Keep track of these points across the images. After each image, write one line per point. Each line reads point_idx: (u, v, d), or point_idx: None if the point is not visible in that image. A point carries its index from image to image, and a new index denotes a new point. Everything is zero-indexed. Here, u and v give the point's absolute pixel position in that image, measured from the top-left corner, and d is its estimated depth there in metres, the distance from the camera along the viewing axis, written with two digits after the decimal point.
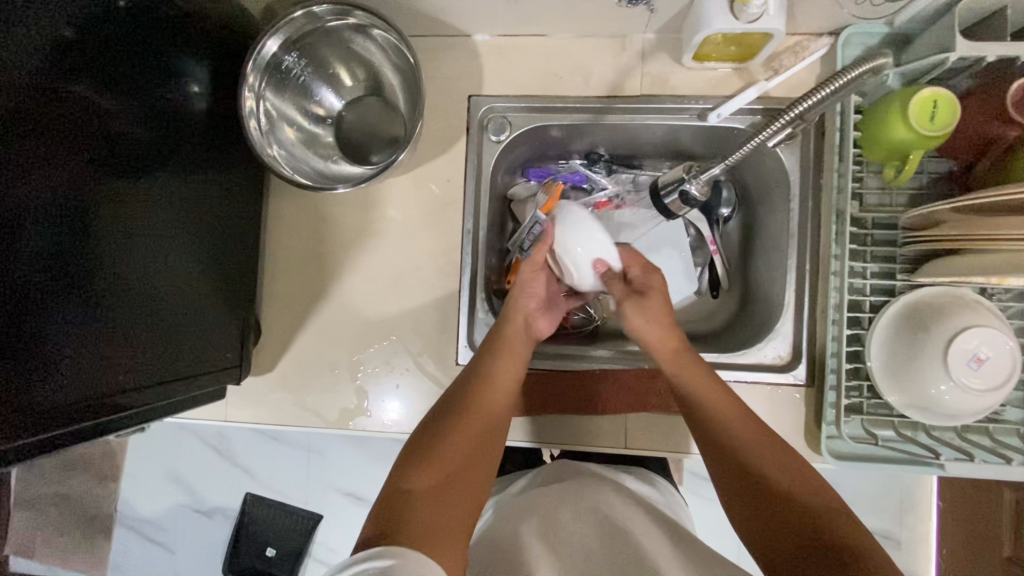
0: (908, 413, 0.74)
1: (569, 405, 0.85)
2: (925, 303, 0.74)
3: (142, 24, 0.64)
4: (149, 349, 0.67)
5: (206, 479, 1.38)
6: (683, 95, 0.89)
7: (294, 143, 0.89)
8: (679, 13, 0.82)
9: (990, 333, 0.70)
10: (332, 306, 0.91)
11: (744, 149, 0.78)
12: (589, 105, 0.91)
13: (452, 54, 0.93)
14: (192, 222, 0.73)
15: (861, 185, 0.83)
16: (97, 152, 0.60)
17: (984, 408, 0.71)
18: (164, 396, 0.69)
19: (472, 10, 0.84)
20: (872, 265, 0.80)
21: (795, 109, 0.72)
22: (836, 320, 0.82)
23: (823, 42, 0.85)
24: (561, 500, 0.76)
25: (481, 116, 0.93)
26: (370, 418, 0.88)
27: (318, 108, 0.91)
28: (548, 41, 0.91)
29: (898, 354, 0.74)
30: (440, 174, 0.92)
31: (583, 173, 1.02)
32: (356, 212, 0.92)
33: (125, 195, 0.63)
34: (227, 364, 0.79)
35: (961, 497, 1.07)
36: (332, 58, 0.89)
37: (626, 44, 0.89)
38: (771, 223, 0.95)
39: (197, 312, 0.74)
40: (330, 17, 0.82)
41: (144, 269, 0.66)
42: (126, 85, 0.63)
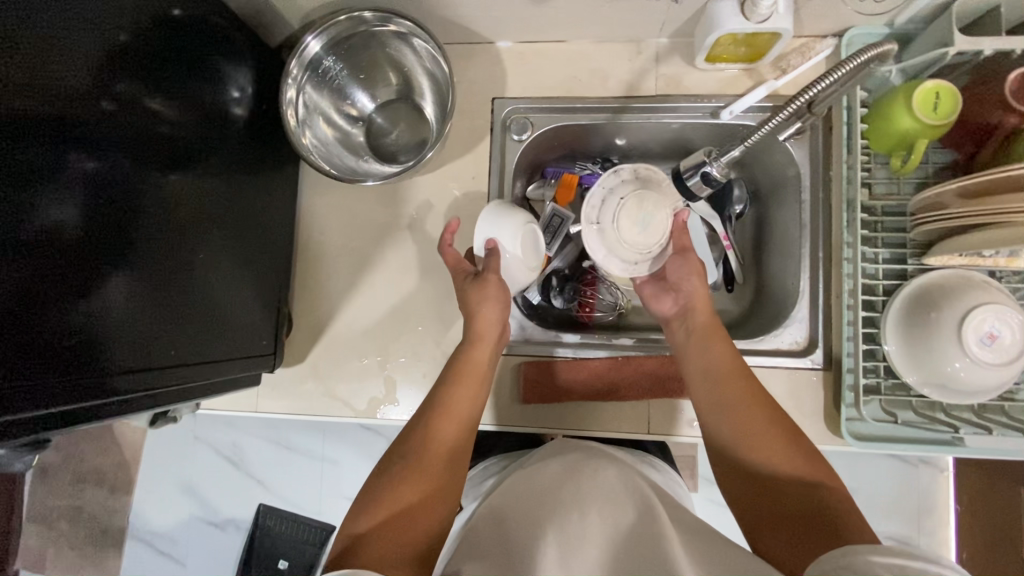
0: (925, 391, 0.80)
1: (598, 392, 0.91)
2: (936, 286, 0.80)
3: (180, 35, 0.71)
4: (191, 327, 0.71)
5: (220, 491, 1.41)
6: (697, 94, 0.97)
7: (331, 141, 1.00)
8: (691, 18, 0.91)
9: (1002, 310, 0.75)
10: (369, 298, 0.97)
11: (757, 135, 0.82)
12: (609, 104, 0.99)
13: (478, 61, 1.02)
14: (224, 215, 0.79)
15: (870, 175, 0.90)
16: (146, 145, 0.66)
17: (996, 383, 0.77)
18: (205, 374, 0.73)
19: (500, 18, 0.93)
20: (883, 250, 0.86)
21: (806, 95, 0.75)
22: (851, 305, 0.87)
23: (827, 42, 0.93)
24: (559, 477, 0.70)
25: (505, 116, 1.01)
26: (397, 407, 0.94)
27: (351, 108, 1.01)
28: (568, 46, 1.00)
29: (913, 336, 0.80)
30: (465, 173, 1.00)
31: (599, 174, 1.08)
32: (390, 207, 0.99)
33: (169, 185, 0.69)
34: (262, 351, 0.87)
35: (976, 492, 1.11)
36: (369, 65, 0.98)
37: (641, 48, 0.98)
38: (783, 218, 1.02)
39: (229, 298, 0.80)
40: (375, 23, 0.90)
41: (178, 261, 0.70)
42: (170, 88, 0.70)
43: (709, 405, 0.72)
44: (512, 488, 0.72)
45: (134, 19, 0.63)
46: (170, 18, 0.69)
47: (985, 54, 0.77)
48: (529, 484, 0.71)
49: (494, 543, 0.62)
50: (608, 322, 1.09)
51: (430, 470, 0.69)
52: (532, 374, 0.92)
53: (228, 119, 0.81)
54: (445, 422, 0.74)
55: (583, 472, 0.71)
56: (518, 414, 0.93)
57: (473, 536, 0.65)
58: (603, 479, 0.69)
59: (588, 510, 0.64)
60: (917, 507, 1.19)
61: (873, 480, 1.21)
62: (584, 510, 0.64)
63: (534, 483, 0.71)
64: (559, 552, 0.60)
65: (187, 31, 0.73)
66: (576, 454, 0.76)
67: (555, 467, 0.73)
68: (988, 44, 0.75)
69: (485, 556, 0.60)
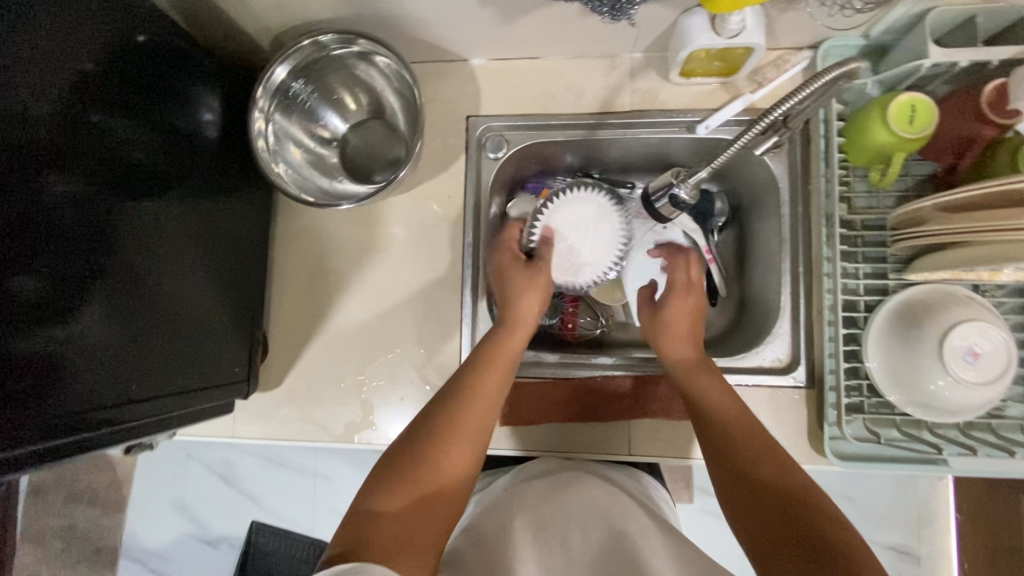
0: (908, 410, 0.76)
1: (576, 413, 0.88)
2: (918, 300, 0.77)
3: (157, 59, 0.70)
4: (163, 357, 0.68)
5: (212, 508, 1.39)
6: (673, 109, 0.95)
7: (302, 165, 0.97)
8: (662, 34, 0.88)
9: (986, 327, 0.72)
10: (344, 320, 0.95)
11: (724, 155, 0.79)
12: (583, 121, 0.97)
13: (450, 78, 0.99)
14: (202, 239, 0.76)
15: (849, 188, 0.86)
16: (118, 171, 0.64)
17: (981, 404, 0.73)
18: (173, 406, 0.70)
19: (468, 37, 0.91)
20: (864, 265, 0.83)
21: (774, 113, 0.72)
22: (831, 320, 0.84)
23: (803, 55, 0.90)
24: (546, 493, 0.68)
25: (479, 135, 0.99)
26: (376, 430, 0.91)
27: (324, 130, 0.99)
28: (541, 62, 0.97)
29: (895, 352, 0.77)
30: (440, 193, 0.97)
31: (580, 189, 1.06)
32: (363, 228, 0.97)
33: (144, 210, 0.67)
34: (235, 378, 0.83)
35: (975, 506, 1.08)
36: (336, 85, 0.95)
37: (616, 63, 0.95)
38: (764, 230, 0.99)
39: (206, 324, 0.77)
40: (335, 46, 0.87)
41: (156, 285, 0.68)
42: (145, 114, 0.68)
43: (706, 418, 0.65)
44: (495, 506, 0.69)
45: (105, 47, 0.62)
46: (143, 43, 0.67)
47: (962, 64, 0.74)
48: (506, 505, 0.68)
49: (482, 548, 0.60)
50: (591, 339, 1.05)
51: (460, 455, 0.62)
52: (507, 395, 0.89)
53: (206, 142, 0.79)
54: (476, 406, 0.66)
55: (570, 488, 0.69)
56: (495, 437, 0.90)
57: (458, 546, 0.62)
58: (591, 494, 0.68)
59: (571, 528, 0.63)
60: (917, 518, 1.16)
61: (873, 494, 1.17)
62: (569, 527, 0.63)
63: (519, 498, 0.69)
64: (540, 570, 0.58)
65: (164, 53, 0.71)
66: (567, 471, 0.75)
67: (541, 486, 0.71)
68: (963, 56, 0.73)
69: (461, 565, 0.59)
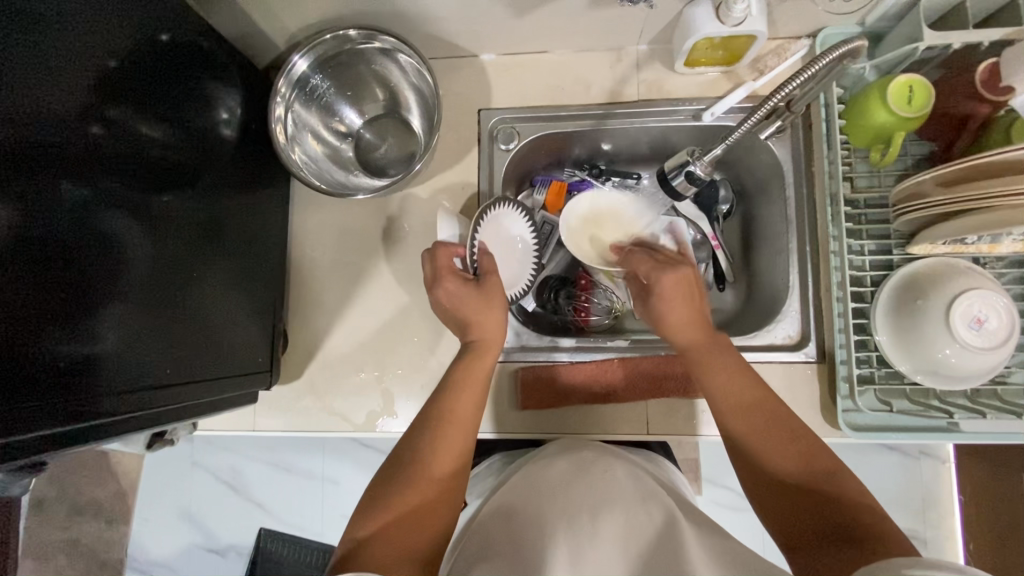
0: (918, 379, 0.78)
1: (590, 395, 0.86)
2: (924, 271, 0.78)
3: (180, 53, 0.67)
4: (188, 350, 0.66)
5: (217, 516, 1.33)
6: (678, 98, 0.97)
7: (319, 154, 0.99)
8: (667, 25, 0.91)
9: (987, 293, 0.73)
10: (360, 311, 0.95)
11: (734, 136, 0.82)
12: (591, 111, 0.99)
13: (462, 73, 1.01)
14: (220, 233, 0.74)
15: (851, 169, 0.88)
16: (142, 164, 0.61)
17: (989, 368, 0.74)
18: (198, 397, 0.68)
19: (480, 32, 0.94)
20: (869, 241, 0.84)
21: (778, 96, 0.75)
22: (840, 298, 0.85)
23: (801, 43, 0.93)
24: (568, 477, 0.64)
25: (492, 126, 1.00)
26: (396, 419, 0.90)
27: (340, 124, 1.01)
28: (550, 56, 1.00)
29: (901, 324, 0.78)
30: (454, 184, 0.99)
31: (587, 180, 1.07)
32: (376, 220, 0.97)
33: (167, 204, 0.64)
34: (256, 368, 0.82)
35: (981, 484, 1.09)
36: (354, 82, 0.98)
37: (621, 55, 0.99)
38: (769, 214, 1.01)
39: (227, 316, 0.75)
40: (359, 40, 0.90)
41: (179, 278, 0.65)
42: (169, 108, 0.65)
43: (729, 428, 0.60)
44: (518, 486, 0.67)
45: (133, 40, 0.59)
46: (168, 38, 0.64)
47: (954, 47, 0.76)
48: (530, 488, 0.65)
49: (509, 540, 0.58)
50: (603, 327, 1.04)
51: (440, 471, 0.62)
52: (523, 380, 0.87)
53: (224, 139, 0.77)
54: (438, 459, 0.63)
55: (593, 473, 0.65)
56: (508, 420, 0.88)
57: (487, 535, 0.60)
58: (617, 487, 0.62)
59: (598, 510, 0.59)
60: (922, 500, 1.18)
61: (878, 478, 1.19)
62: (596, 505, 0.59)
63: (539, 483, 0.64)
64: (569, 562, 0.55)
65: (185, 46, 0.68)
66: (587, 450, 0.70)
67: (564, 464, 0.67)
68: (955, 37, 0.74)
69: (492, 556, 0.57)
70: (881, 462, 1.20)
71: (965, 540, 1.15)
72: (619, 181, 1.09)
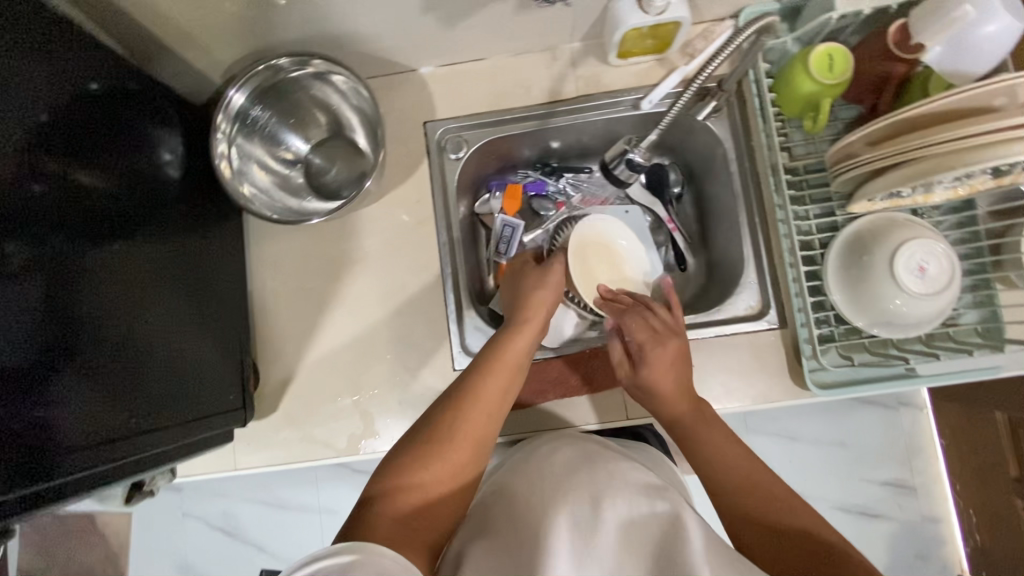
0: (873, 331, 0.76)
1: (568, 388, 0.83)
2: (865, 230, 0.77)
3: (108, 101, 0.65)
4: (157, 394, 0.65)
5: (216, 566, 1.28)
6: (617, 90, 0.93)
7: (267, 185, 0.92)
8: (597, 19, 0.87)
9: (928, 242, 0.73)
10: (328, 337, 0.90)
11: (668, 117, 0.86)
12: (534, 112, 0.94)
13: (402, 90, 0.96)
14: (176, 276, 0.72)
15: (788, 139, 0.86)
16: (89, 216, 0.60)
17: (938, 313, 0.74)
18: (172, 441, 0.66)
19: (407, 44, 0.88)
20: (812, 206, 0.82)
21: (702, 75, 0.82)
22: (792, 263, 0.82)
23: (726, 24, 0.89)
24: (571, 464, 0.62)
25: (438, 138, 0.95)
26: (379, 438, 0.86)
27: (286, 152, 0.94)
28: (487, 63, 0.95)
29: (853, 281, 0.76)
30: (409, 199, 0.93)
31: (541, 180, 1.04)
32: (329, 246, 0.92)
33: (118, 253, 0.63)
34: (232, 407, 0.79)
35: (957, 427, 1.06)
36: (296, 108, 0.92)
37: (556, 54, 0.94)
38: (717, 193, 0.98)
39: (194, 357, 0.73)
40: (290, 67, 0.85)
41: (139, 326, 0.64)
42: (105, 158, 0.64)
43: (709, 469, 0.62)
44: (518, 472, 0.65)
45: (59, 94, 0.57)
46: (95, 88, 0.63)
47: (865, 15, 0.79)
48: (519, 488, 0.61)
49: (510, 530, 0.55)
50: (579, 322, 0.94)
51: (459, 451, 0.62)
52: None
53: (168, 181, 0.75)
54: (458, 434, 0.63)
55: (597, 462, 0.62)
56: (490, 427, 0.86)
57: (484, 522, 0.58)
58: (622, 471, 0.60)
59: (602, 492, 0.56)
60: (905, 447, 1.14)
61: (863, 433, 1.15)
62: (600, 489, 0.56)
63: (538, 473, 0.62)
64: (576, 551, 0.51)
65: (114, 94, 0.66)
66: (591, 444, 0.68)
67: (566, 455, 0.64)
68: (867, 3, 0.77)
69: (493, 533, 0.56)
70: (866, 422, 1.15)
71: (951, 481, 1.12)
72: (573, 177, 1.05)
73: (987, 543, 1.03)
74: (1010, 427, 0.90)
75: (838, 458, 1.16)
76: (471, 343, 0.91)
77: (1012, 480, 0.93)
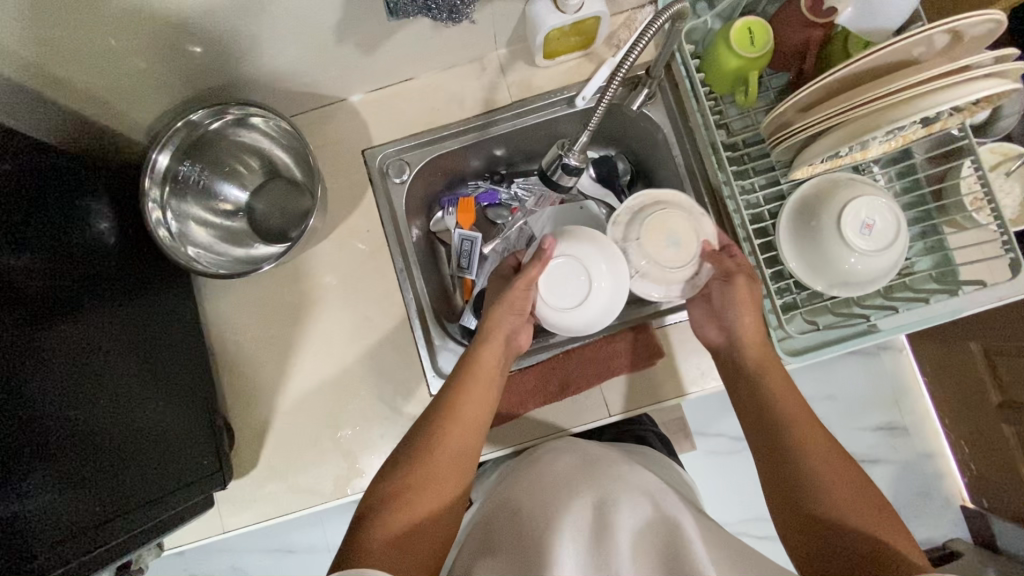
0: (832, 293, 0.71)
1: (546, 398, 0.75)
2: (813, 192, 0.72)
3: (26, 169, 0.58)
4: (116, 478, 0.57)
5: None
6: (549, 90, 0.86)
7: (210, 244, 0.81)
8: (517, 23, 0.79)
9: (875, 199, 0.68)
10: (292, 386, 0.79)
11: (598, 115, 0.72)
12: (471, 124, 0.87)
13: (333, 121, 0.86)
14: (129, 344, 0.65)
15: (723, 116, 0.79)
16: (9, 303, 0.52)
17: (893, 265, 0.69)
18: (143, 525, 0.59)
19: (320, 78, 0.79)
20: (757, 179, 0.76)
21: (626, 65, 0.66)
22: (745, 238, 0.76)
23: (647, 11, 0.82)
24: (572, 471, 0.61)
25: (380, 164, 0.87)
26: (366, 476, 0.77)
27: (225, 203, 0.83)
28: (416, 83, 0.86)
29: (804, 246, 0.71)
30: (359, 230, 0.84)
31: (492, 190, 0.95)
32: (272, 295, 0.82)
33: (48, 338, 0.56)
34: (209, 471, 0.70)
35: (941, 364, 1.05)
36: (224, 155, 0.81)
37: (485, 64, 0.86)
38: (666, 179, 0.92)
39: (164, 427, 0.65)
40: (209, 120, 0.76)
41: (86, 408, 0.57)
42: (27, 234, 0.57)
43: (766, 420, 0.59)
44: (518, 481, 0.64)
45: None
46: (7, 160, 0.56)
47: None
48: (523, 496, 0.59)
49: (510, 542, 0.53)
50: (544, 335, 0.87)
51: (444, 472, 0.58)
52: None
53: (106, 248, 0.68)
54: (441, 450, 0.59)
55: (598, 467, 0.61)
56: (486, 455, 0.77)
57: (489, 536, 0.57)
58: (624, 474, 0.60)
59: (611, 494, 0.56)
60: (893, 391, 1.13)
61: (850, 381, 1.14)
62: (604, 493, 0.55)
63: (540, 478, 0.61)
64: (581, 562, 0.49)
65: (33, 160, 0.60)
66: (595, 450, 0.66)
67: (567, 461, 0.63)
68: None
69: (497, 550, 0.53)
70: (849, 373, 1.14)
71: (939, 417, 1.12)
72: (524, 181, 0.97)
73: (982, 469, 1.03)
74: (985, 354, 0.94)
75: (829, 412, 1.14)
76: (444, 365, 0.82)
77: (996, 407, 0.95)
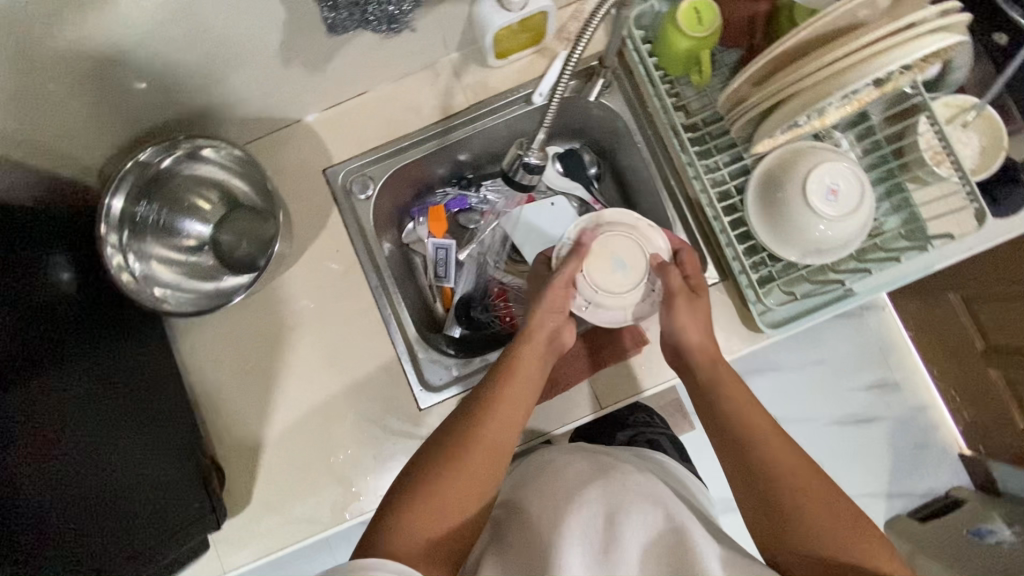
0: (807, 263, 0.68)
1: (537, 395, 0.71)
2: (775, 164, 0.68)
3: None
4: (53, 549, 0.54)
5: None
6: (506, 88, 0.79)
7: (175, 282, 0.72)
8: (465, 23, 0.72)
9: (837, 163, 0.65)
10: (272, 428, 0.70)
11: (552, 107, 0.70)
12: (430, 133, 0.79)
13: (280, 145, 0.77)
14: (91, 395, 0.60)
15: (680, 98, 0.77)
16: None
17: (862, 227, 0.66)
18: None
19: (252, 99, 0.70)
20: (723, 156, 0.72)
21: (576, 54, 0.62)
22: (716, 217, 0.72)
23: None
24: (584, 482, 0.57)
25: (342, 184, 0.77)
26: (365, 497, 0.67)
27: (189, 240, 0.75)
28: (370, 96, 0.78)
29: (773, 218, 0.68)
30: (327, 251, 0.75)
31: (462, 196, 0.89)
32: (235, 336, 0.72)
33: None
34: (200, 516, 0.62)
35: (920, 318, 1.02)
36: (183, 189, 0.74)
37: (438, 70, 0.78)
38: (631, 168, 0.87)
39: (133, 484, 0.59)
40: (159, 159, 0.69)
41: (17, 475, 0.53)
42: None
43: (737, 443, 0.53)
44: (532, 484, 0.59)
45: None
46: None
47: None
48: (532, 500, 0.56)
49: (522, 548, 0.51)
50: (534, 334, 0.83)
51: (475, 469, 0.53)
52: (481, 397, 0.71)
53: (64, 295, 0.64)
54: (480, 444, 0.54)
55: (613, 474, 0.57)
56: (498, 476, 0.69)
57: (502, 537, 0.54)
58: (634, 483, 0.56)
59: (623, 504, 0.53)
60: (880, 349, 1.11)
61: (837, 345, 1.12)
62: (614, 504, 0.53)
63: (552, 485, 0.57)
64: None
65: None
66: (604, 458, 0.62)
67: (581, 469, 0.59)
68: None
69: (506, 552, 0.52)
70: (836, 336, 1.12)
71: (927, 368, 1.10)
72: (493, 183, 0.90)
73: (976, 420, 1.01)
74: (962, 302, 0.90)
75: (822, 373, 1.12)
76: (431, 377, 0.73)
77: (980, 353, 0.91)
